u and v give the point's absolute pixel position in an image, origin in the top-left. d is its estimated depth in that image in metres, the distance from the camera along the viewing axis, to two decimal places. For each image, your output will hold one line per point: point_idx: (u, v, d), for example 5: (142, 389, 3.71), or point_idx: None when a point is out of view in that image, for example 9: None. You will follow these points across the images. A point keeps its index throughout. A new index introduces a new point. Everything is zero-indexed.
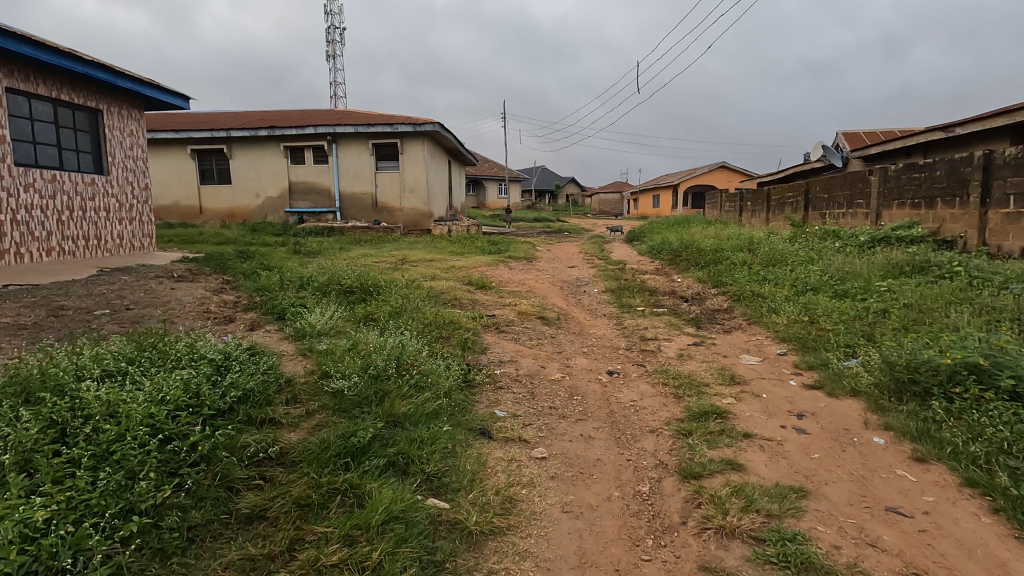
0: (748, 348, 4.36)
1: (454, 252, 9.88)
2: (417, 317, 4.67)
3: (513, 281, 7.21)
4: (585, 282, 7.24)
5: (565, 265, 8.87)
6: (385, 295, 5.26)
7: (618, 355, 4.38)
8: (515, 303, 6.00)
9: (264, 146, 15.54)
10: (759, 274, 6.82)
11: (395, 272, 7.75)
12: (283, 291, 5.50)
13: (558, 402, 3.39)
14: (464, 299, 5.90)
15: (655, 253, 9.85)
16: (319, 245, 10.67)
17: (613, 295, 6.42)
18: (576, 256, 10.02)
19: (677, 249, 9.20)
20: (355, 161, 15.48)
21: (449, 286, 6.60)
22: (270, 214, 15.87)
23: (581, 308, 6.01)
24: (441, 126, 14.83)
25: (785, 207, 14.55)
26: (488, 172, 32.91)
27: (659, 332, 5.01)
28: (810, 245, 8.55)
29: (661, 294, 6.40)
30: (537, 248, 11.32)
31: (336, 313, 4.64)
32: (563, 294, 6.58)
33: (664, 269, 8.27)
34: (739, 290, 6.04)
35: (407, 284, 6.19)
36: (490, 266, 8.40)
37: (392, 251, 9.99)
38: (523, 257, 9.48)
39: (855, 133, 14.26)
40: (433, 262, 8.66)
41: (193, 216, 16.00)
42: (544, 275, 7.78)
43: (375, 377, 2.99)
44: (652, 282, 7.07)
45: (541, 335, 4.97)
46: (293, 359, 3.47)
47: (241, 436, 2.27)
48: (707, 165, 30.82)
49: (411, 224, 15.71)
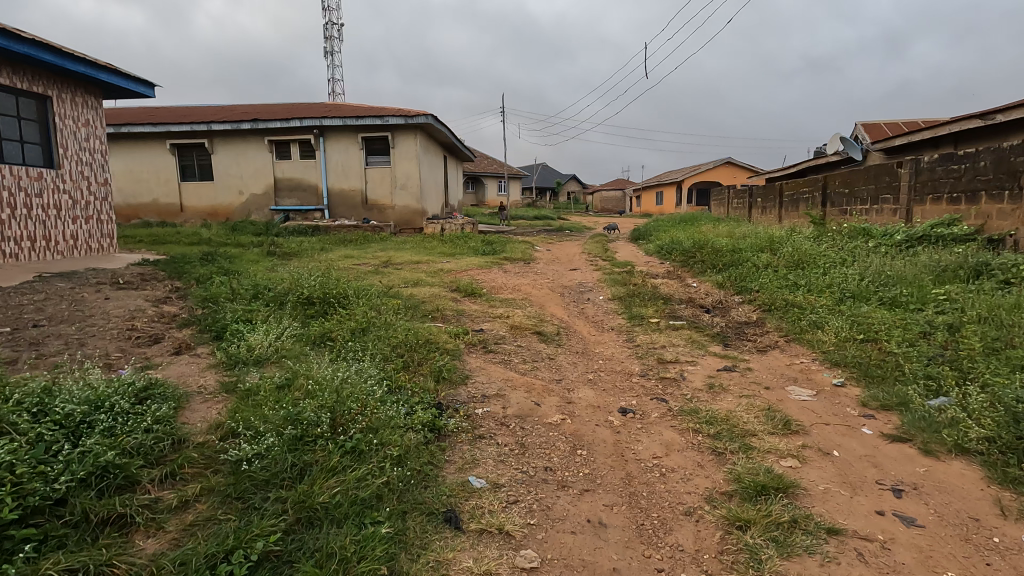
0: (793, 376, 3.52)
1: (445, 253, 9.03)
2: (384, 338, 3.84)
3: (508, 287, 6.37)
4: (588, 288, 6.39)
5: (566, 267, 8.01)
6: (351, 308, 4.41)
7: (631, 383, 3.55)
8: (508, 314, 5.16)
9: (247, 140, 14.70)
10: (789, 278, 5.97)
11: (374, 277, 6.89)
12: (232, 302, 4.65)
13: (557, 458, 2.55)
14: (449, 310, 5.06)
15: (665, 255, 8.96)
16: (299, 246, 9.83)
17: (621, 304, 5.58)
18: (578, 258, 9.16)
19: (690, 248, 8.35)
20: (344, 156, 14.64)
21: (434, 293, 5.77)
22: (254, 213, 15.04)
23: (584, 320, 5.16)
24: (434, 119, 13.98)
25: (801, 203, 13.66)
26: (487, 168, 32.03)
27: (679, 350, 4.17)
28: (841, 245, 7.67)
29: (676, 303, 5.56)
30: (536, 248, 10.47)
31: (284, 333, 3.80)
32: (564, 303, 5.73)
33: (677, 271, 7.41)
34: (769, 298, 5.18)
35: (382, 292, 5.34)
36: (482, 268, 7.55)
37: (377, 252, 9.15)
38: (519, 259, 8.63)
39: (876, 124, 13.40)
40: (419, 265, 7.79)
41: (173, 215, 15.15)
42: (542, 278, 6.93)
43: (297, 438, 2.12)
44: (665, 288, 6.22)
45: (538, 356, 4.13)
46: (207, 403, 2.62)
47: (44, 563, 1.42)
48: (713, 161, 29.94)
49: (402, 223, 14.85)
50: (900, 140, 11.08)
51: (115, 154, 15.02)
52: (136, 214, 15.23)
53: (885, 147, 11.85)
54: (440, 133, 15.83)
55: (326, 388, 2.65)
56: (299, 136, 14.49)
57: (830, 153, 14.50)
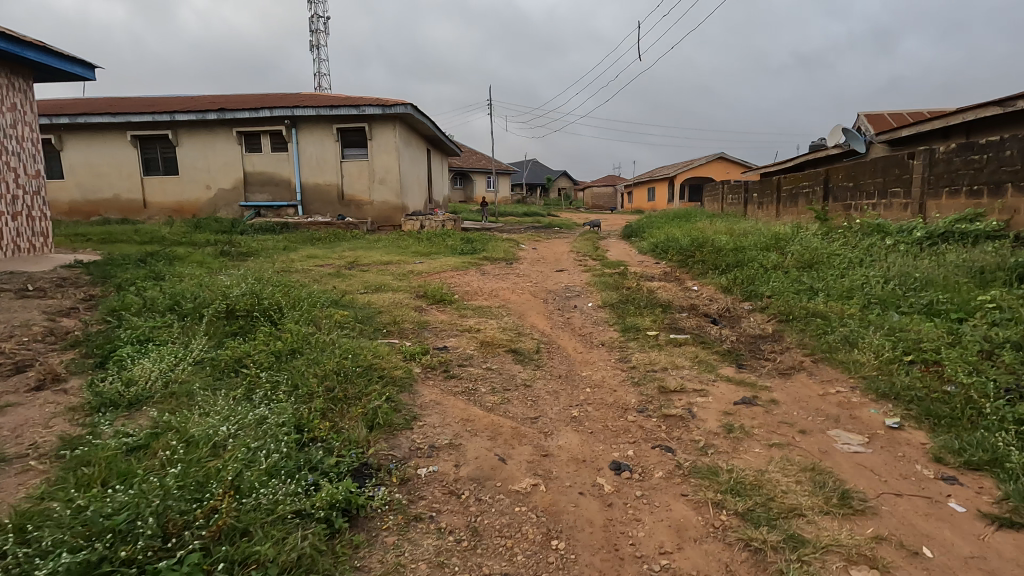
0: (832, 413, 2.75)
1: (420, 252, 8.22)
2: (314, 365, 3.03)
3: (482, 291, 5.57)
4: (576, 292, 5.61)
5: (552, 268, 7.22)
6: (282, 323, 3.60)
7: (627, 424, 2.77)
8: (480, 325, 4.37)
9: (214, 132, 13.78)
10: (803, 282, 5.23)
11: (333, 280, 6.07)
12: (142, 315, 3.84)
13: (521, 556, 1.77)
14: (409, 323, 4.26)
15: (661, 254, 8.21)
16: (261, 244, 8.98)
17: (613, 312, 4.81)
18: (565, 257, 8.40)
19: (688, 246, 7.61)
20: (318, 148, 13.76)
21: (396, 300, 4.97)
22: (222, 209, 14.14)
23: (570, 333, 4.39)
24: (414, 108, 13.13)
25: (801, 198, 12.96)
26: (475, 164, 31.17)
27: (683, 373, 3.41)
28: (854, 243, 6.94)
29: (676, 311, 4.80)
30: (521, 246, 9.69)
31: (187, 360, 3.00)
32: (547, 311, 4.95)
33: (675, 273, 6.67)
34: (786, 306, 4.42)
35: (332, 301, 4.54)
36: (458, 270, 6.75)
37: (345, 252, 8.32)
38: (500, 258, 7.84)
39: (879, 115, 12.74)
40: (388, 266, 6.99)
41: (136, 212, 14.21)
42: (524, 281, 6.17)
43: (88, 566, 1.32)
44: (662, 293, 5.47)
45: (510, 382, 3.34)
46: (18, 480, 1.82)
47: None
48: (705, 156, 29.27)
49: (381, 219, 14.00)
50: (908, 130, 10.40)
51: (72, 146, 14.03)
52: (96, 211, 14.25)
53: (891, 138, 11.17)
54: (421, 125, 14.99)
55: (186, 463, 1.84)
56: (269, 127, 13.59)
57: (830, 146, 13.83)
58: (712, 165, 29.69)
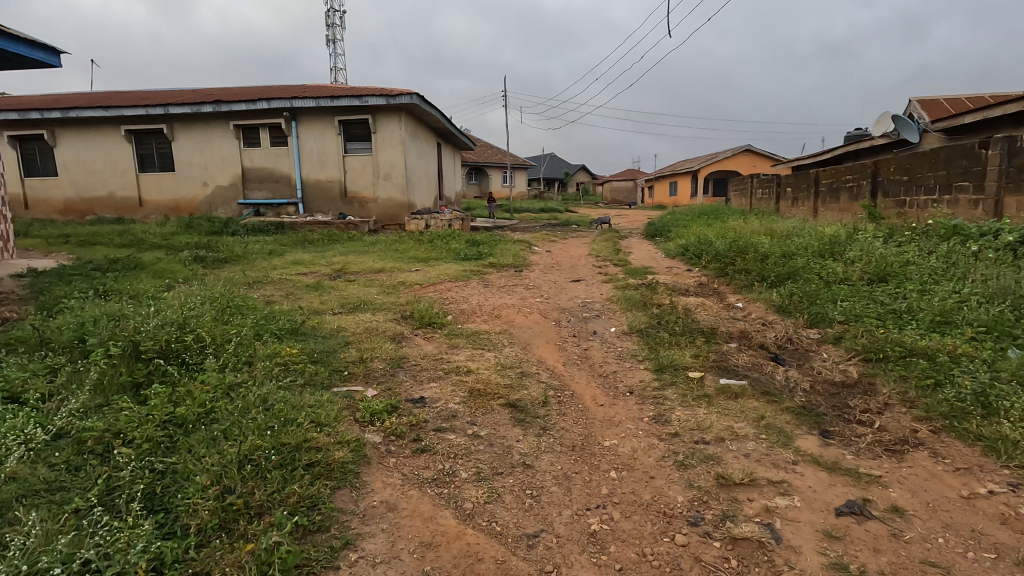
0: (1001, 544, 1.75)
1: (418, 256, 7.31)
2: (219, 444, 2.12)
3: (481, 310, 4.62)
4: (595, 311, 4.64)
5: (566, 278, 6.22)
6: (202, 369, 2.70)
7: (677, 554, 1.80)
8: (471, 364, 3.42)
9: (211, 125, 13.05)
10: (881, 301, 4.17)
11: (309, 295, 5.19)
12: (34, 352, 2.97)
13: None
14: (380, 360, 3.33)
15: (693, 260, 7.16)
16: (248, 247, 8.17)
17: (643, 342, 3.83)
18: (583, 262, 7.42)
19: (726, 251, 6.56)
20: (320, 142, 12.94)
21: (374, 325, 4.05)
22: (220, 207, 13.42)
23: (588, 372, 3.42)
24: (420, 99, 12.21)
25: (844, 193, 11.74)
26: (490, 158, 30.20)
27: (747, 447, 2.42)
28: (928, 248, 5.81)
29: (723, 342, 3.79)
30: (534, 249, 8.73)
31: (38, 436, 2.10)
32: (559, 339, 3.98)
33: (712, 285, 5.65)
34: (872, 340, 3.38)
35: (290, 330, 3.63)
36: (457, 281, 5.80)
37: (336, 256, 7.46)
38: (508, 265, 6.88)
39: (934, 102, 11.46)
40: (379, 276, 6.09)
41: (131, 210, 13.56)
42: (533, 296, 5.21)
43: None
44: (700, 315, 4.47)
45: (502, 461, 2.39)
46: None
47: None
48: (730, 149, 27.86)
49: (385, 218, 13.14)
50: (970, 117, 9.16)
51: (65, 141, 13.41)
52: (91, 210, 13.66)
53: (951, 126, 9.92)
54: (430, 117, 14.05)
55: None
56: (268, 120, 12.80)
57: (876, 135, 12.54)
58: (738, 158, 28.27)
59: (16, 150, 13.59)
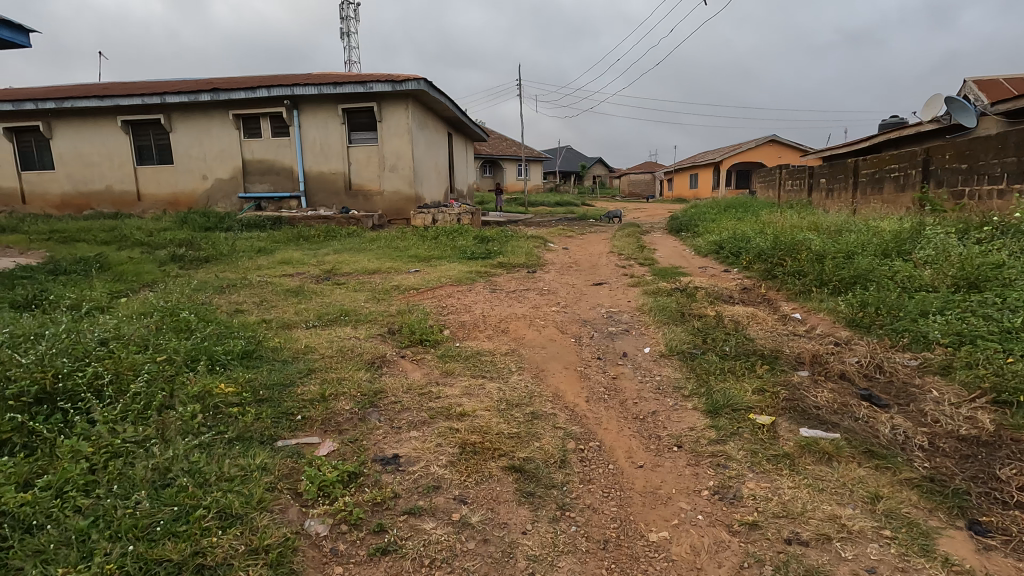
0: None
1: (420, 254, 6.56)
2: (60, 563, 1.38)
3: (484, 323, 3.84)
4: (623, 324, 3.82)
5: (586, 281, 5.41)
6: (88, 421, 1.96)
7: None
8: (468, 401, 2.64)
9: (210, 115, 12.44)
10: (990, 315, 3.29)
11: (287, 301, 4.48)
12: None
13: None
14: (349, 396, 2.57)
15: (731, 260, 6.30)
16: (237, 244, 7.50)
17: (688, 370, 3.01)
18: (604, 262, 6.61)
19: (770, 250, 5.69)
20: (323, 132, 12.25)
21: (352, 344, 3.29)
22: (220, 201, 12.81)
23: (620, 415, 2.61)
24: (428, 84, 11.42)
25: (889, 184, 10.72)
26: (505, 150, 29.35)
27: (870, 556, 1.62)
28: (1017, 247, 4.88)
29: (790, 370, 2.96)
30: (549, 246, 7.94)
31: None
32: (580, 362, 3.19)
33: (759, 291, 4.80)
34: (1002, 372, 2.52)
35: (239, 353, 2.87)
36: (460, 285, 5.03)
37: (329, 254, 6.74)
38: (520, 265, 6.08)
39: (993, 83, 10.36)
40: (373, 279, 5.36)
41: (129, 205, 13.03)
42: (548, 303, 4.43)
43: None
44: (753, 331, 3.63)
45: (500, 571, 1.61)
46: None
47: None
48: (755, 139, 26.62)
49: (392, 212, 12.40)
50: None
51: (61, 133, 12.91)
52: (88, 204, 13.16)
53: (1016, 108, 8.86)
54: (439, 105, 13.27)
55: None
56: (268, 109, 12.13)
57: (923, 120, 11.46)
58: (763, 148, 27.03)
59: (11, 143, 13.10)
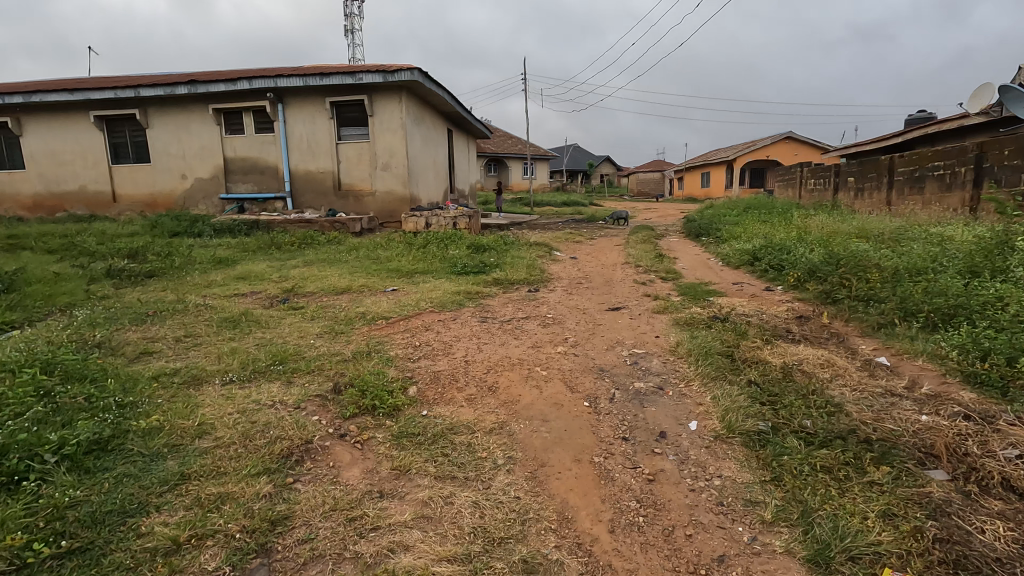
0: None
1: (402, 266, 5.57)
2: None
3: (465, 375, 2.83)
4: (654, 378, 2.82)
5: (599, 304, 4.40)
6: None
7: None
8: (421, 540, 1.64)
9: (189, 110, 11.52)
10: None
11: (221, 335, 3.52)
12: None
13: None
14: (225, 537, 1.57)
15: (773, 277, 5.26)
16: (198, 254, 6.57)
17: (763, 472, 2.00)
18: (620, 277, 5.61)
19: (826, 266, 4.65)
20: (310, 128, 11.29)
21: (272, 415, 2.29)
22: (200, 203, 11.89)
23: (667, 566, 1.60)
24: (422, 74, 10.41)
25: (933, 182, 9.62)
26: (510, 148, 28.35)
27: None
28: None
29: (921, 474, 1.93)
30: (554, 254, 6.94)
31: None
32: (599, 448, 2.18)
33: (820, 323, 3.78)
34: None
35: (83, 447, 1.89)
36: (444, 311, 4.04)
37: (298, 267, 5.79)
38: (520, 282, 5.08)
39: None
40: (339, 302, 4.39)
41: (104, 206, 12.13)
42: (552, 339, 3.43)
43: None
44: (838, 391, 2.60)
45: None
46: None
47: None
48: (770, 137, 25.40)
49: (384, 214, 11.43)
50: None
51: (32, 130, 12.04)
52: (61, 206, 12.28)
53: None
54: (437, 99, 12.30)
55: None
56: (251, 103, 11.20)
57: (969, 112, 10.33)
58: (778, 146, 25.79)
59: None
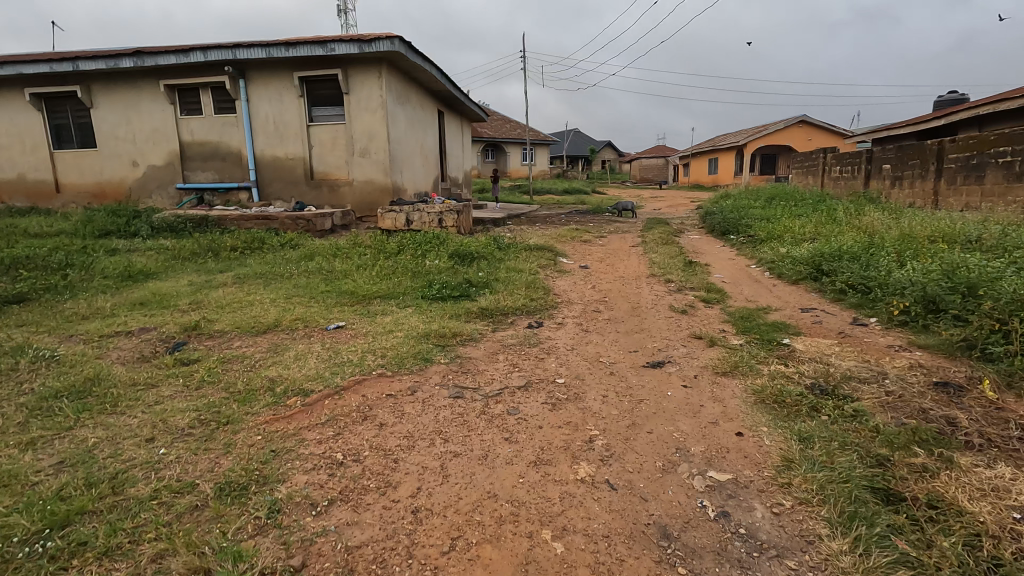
0: None
1: (359, 284, 4.21)
2: None
3: (406, 565, 1.45)
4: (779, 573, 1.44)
5: (633, 355, 3.03)
6: None
7: None
8: None
9: (139, 86, 10.02)
10: None
11: (28, 426, 2.17)
12: None
13: None
14: None
15: (859, 305, 3.88)
16: (112, 263, 5.24)
17: None
18: (648, 299, 4.24)
19: (949, 297, 3.26)
20: (276, 107, 9.82)
21: None
22: (154, 193, 10.46)
23: None
24: (404, 44, 8.89)
25: (996, 171, 8.20)
26: (508, 133, 26.81)
27: None
28: None
29: None
30: (558, 263, 5.56)
31: None
32: None
33: (988, 400, 2.40)
34: None
35: None
36: (402, 373, 2.67)
37: (226, 284, 4.44)
38: (516, 312, 3.71)
39: None
40: (253, 348, 3.05)
41: (47, 197, 10.72)
42: (573, 443, 2.07)
43: None
44: None
45: None
46: None
47: None
48: (783, 121, 23.88)
49: (363, 207, 10.00)
50: None
51: None
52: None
53: None
54: (424, 75, 10.77)
55: None
56: (207, 78, 9.71)
57: None
58: (791, 131, 24.28)
59: None
